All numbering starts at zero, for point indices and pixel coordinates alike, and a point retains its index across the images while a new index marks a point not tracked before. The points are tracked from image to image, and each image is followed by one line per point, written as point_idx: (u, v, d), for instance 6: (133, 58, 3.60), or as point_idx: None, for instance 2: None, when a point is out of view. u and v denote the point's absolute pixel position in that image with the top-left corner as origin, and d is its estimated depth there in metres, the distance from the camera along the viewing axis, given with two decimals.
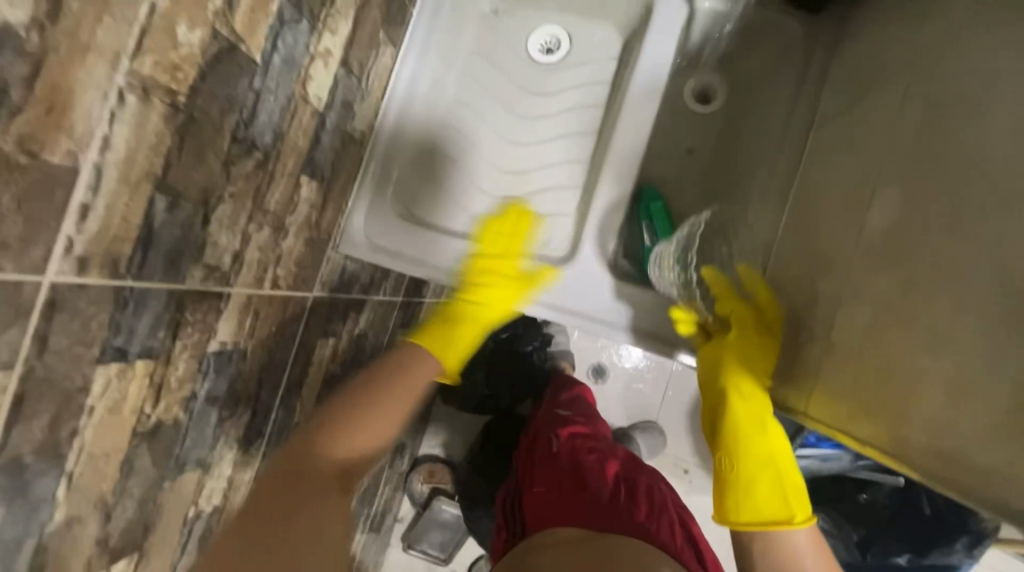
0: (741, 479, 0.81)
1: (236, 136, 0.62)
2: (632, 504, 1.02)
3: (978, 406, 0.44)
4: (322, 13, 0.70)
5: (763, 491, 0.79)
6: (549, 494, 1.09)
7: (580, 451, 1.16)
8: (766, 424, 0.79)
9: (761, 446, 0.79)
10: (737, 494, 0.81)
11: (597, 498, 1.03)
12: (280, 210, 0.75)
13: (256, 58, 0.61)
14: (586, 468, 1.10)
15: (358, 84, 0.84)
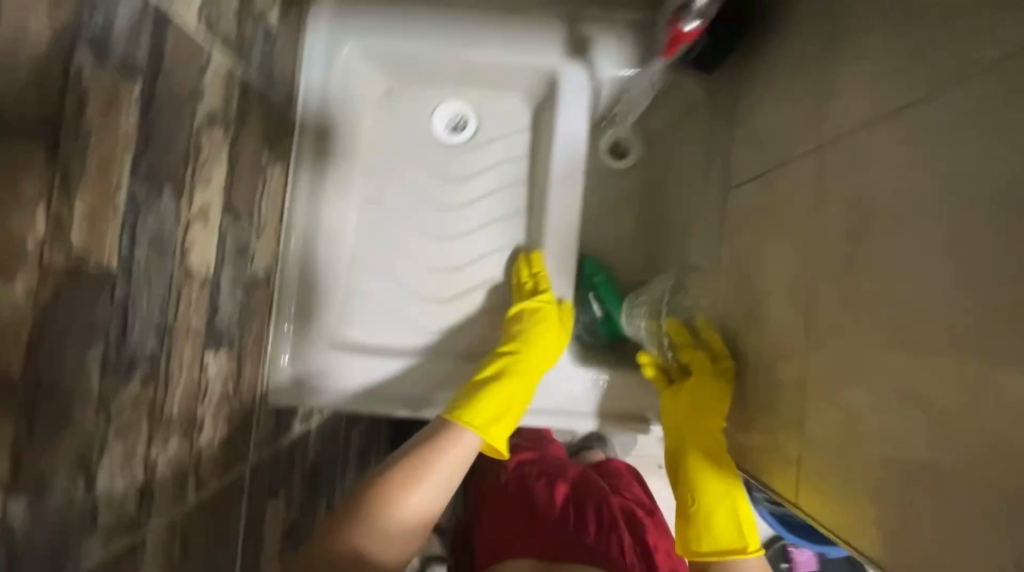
0: (696, 514, 0.73)
1: (107, 365, 0.49)
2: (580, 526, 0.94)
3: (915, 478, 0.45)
4: (188, 172, 0.57)
5: (720, 524, 0.72)
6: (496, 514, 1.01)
7: (531, 485, 1.02)
8: (724, 457, 0.73)
9: (719, 484, 0.72)
10: (694, 529, 0.73)
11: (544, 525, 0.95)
12: (186, 406, 0.62)
13: (114, 265, 0.48)
14: (533, 498, 0.99)
15: (250, 222, 0.72)
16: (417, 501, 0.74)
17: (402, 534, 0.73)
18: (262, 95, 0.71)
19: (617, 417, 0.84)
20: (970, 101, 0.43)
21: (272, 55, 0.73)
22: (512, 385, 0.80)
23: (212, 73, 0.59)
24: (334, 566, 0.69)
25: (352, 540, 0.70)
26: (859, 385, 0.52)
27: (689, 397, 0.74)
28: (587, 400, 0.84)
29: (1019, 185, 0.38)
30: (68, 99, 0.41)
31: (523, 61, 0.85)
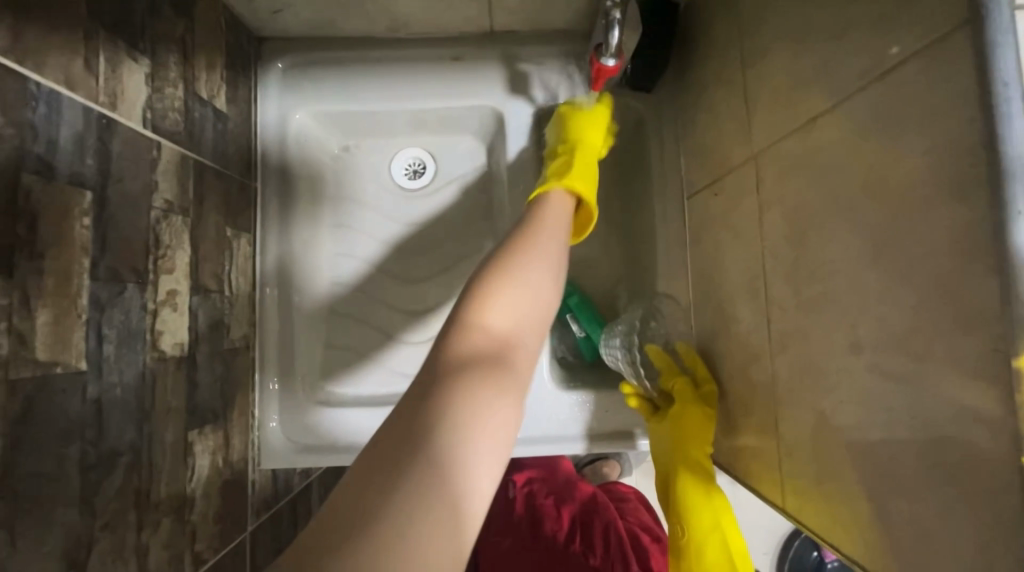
0: (688, 549, 0.71)
1: (87, 464, 0.50)
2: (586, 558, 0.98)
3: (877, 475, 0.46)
4: (150, 263, 0.59)
5: (711, 558, 0.69)
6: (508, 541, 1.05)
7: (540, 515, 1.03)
8: (711, 486, 0.71)
9: (714, 528, 0.69)
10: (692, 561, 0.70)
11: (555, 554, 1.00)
12: (174, 487, 0.63)
13: (83, 366, 0.50)
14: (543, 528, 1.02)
15: (221, 296, 0.74)
16: (501, 320, 0.46)
17: (500, 350, 0.44)
18: (219, 174, 0.74)
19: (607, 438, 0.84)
20: (868, 110, 0.45)
21: (225, 135, 0.76)
22: (579, 163, 0.74)
23: (163, 165, 0.62)
24: (417, 427, 0.37)
25: (449, 354, 0.42)
26: (819, 385, 0.53)
27: (680, 429, 0.72)
28: (575, 424, 0.84)
29: (919, 186, 0.40)
30: (20, 222, 0.44)
31: (469, 104, 0.88)
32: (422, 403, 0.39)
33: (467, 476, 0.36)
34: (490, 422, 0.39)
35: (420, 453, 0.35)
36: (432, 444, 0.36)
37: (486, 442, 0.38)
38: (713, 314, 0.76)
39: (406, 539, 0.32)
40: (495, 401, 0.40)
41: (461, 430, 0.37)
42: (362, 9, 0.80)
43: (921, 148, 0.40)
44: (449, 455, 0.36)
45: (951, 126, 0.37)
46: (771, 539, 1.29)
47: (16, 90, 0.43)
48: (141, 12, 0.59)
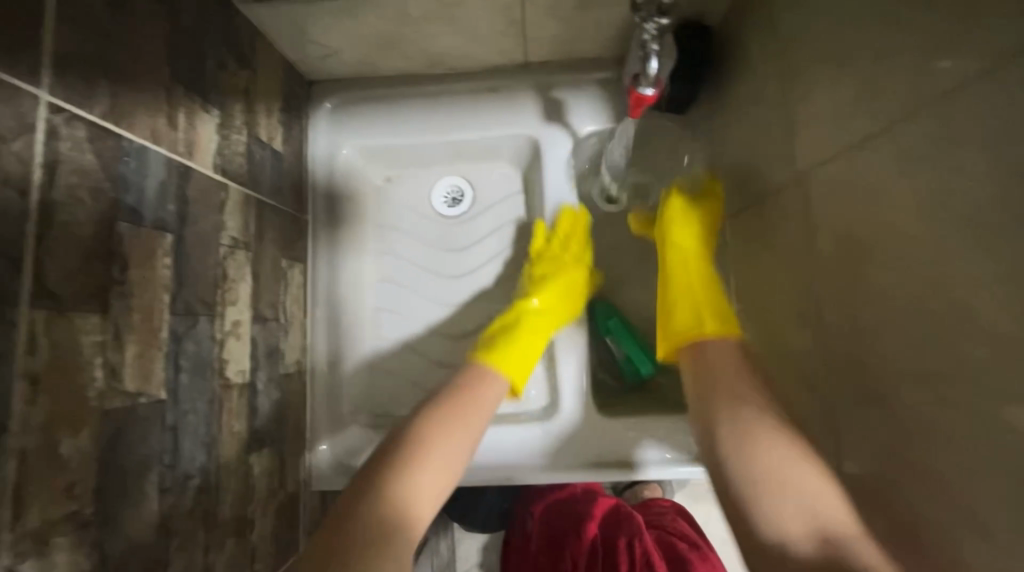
0: (665, 300, 0.76)
1: (164, 487, 0.54)
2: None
3: (953, 512, 0.43)
4: (218, 296, 0.64)
5: (681, 304, 0.74)
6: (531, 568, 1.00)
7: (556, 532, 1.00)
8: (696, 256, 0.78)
9: (687, 245, 0.79)
10: (671, 319, 0.74)
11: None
12: (237, 507, 0.66)
13: (162, 396, 0.54)
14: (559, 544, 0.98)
15: (277, 324, 0.78)
16: (425, 483, 0.63)
17: (410, 509, 0.60)
18: (276, 210, 0.79)
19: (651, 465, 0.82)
20: (926, 130, 0.44)
21: (281, 174, 0.81)
22: (524, 344, 0.81)
23: (230, 206, 0.67)
24: (364, 537, 0.56)
25: (388, 504, 0.59)
26: (882, 416, 0.50)
27: (673, 206, 0.81)
28: (615, 451, 0.83)
29: (987, 208, 0.38)
30: (114, 265, 0.48)
31: (505, 133, 0.91)
32: (349, 536, 0.55)
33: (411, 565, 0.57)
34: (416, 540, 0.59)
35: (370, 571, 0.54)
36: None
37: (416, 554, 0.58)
38: (761, 337, 0.74)
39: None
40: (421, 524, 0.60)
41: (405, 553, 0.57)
42: (404, 50, 0.85)
43: (987, 169, 0.38)
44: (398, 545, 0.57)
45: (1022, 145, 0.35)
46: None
47: (112, 148, 0.48)
48: (212, 69, 0.65)
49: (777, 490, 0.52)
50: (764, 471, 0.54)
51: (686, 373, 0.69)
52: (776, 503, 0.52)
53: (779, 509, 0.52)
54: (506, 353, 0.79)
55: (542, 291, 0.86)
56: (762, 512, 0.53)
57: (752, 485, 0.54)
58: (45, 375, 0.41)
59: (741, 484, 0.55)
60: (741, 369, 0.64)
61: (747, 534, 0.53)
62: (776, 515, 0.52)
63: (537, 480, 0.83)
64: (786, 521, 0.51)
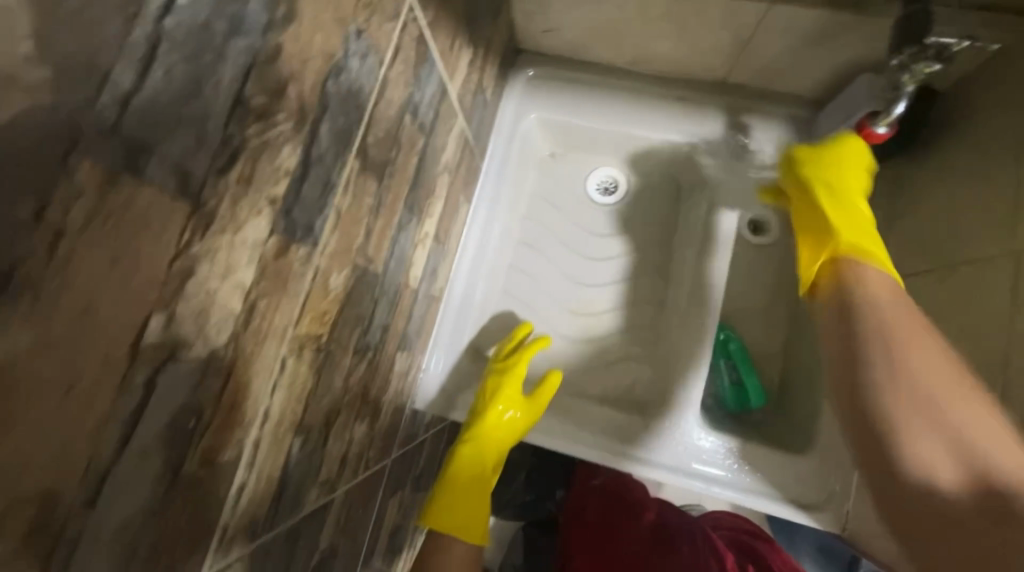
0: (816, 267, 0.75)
1: (356, 349, 0.61)
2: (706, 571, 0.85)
3: None
4: (425, 204, 0.71)
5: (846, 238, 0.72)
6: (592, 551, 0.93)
7: (611, 513, 0.97)
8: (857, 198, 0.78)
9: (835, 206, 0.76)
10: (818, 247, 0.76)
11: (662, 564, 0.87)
12: (378, 393, 0.73)
13: (379, 270, 0.61)
14: (616, 522, 0.95)
15: (443, 248, 0.85)
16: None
17: None
18: (471, 150, 0.87)
19: (750, 491, 0.81)
20: None
21: (482, 121, 0.90)
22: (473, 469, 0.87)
23: (453, 133, 0.75)
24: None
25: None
26: None
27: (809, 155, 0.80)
28: (717, 464, 0.82)
29: None
30: (394, 148, 0.56)
31: (684, 140, 0.95)
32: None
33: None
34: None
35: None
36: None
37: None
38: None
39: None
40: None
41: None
42: (619, 41, 0.91)
43: None
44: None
45: None
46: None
47: (423, 53, 0.57)
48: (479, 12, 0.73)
49: (929, 426, 0.54)
50: (916, 408, 0.56)
51: (825, 309, 0.69)
52: (923, 435, 0.54)
53: (927, 442, 0.54)
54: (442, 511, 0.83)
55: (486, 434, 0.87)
56: (910, 442, 0.55)
57: (892, 409, 0.57)
58: (342, 214, 0.49)
59: (876, 376, 0.59)
60: (894, 294, 0.65)
61: (885, 458, 0.56)
62: (914, 442, 0.54)
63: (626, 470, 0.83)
64: (928, 450, 0.53)
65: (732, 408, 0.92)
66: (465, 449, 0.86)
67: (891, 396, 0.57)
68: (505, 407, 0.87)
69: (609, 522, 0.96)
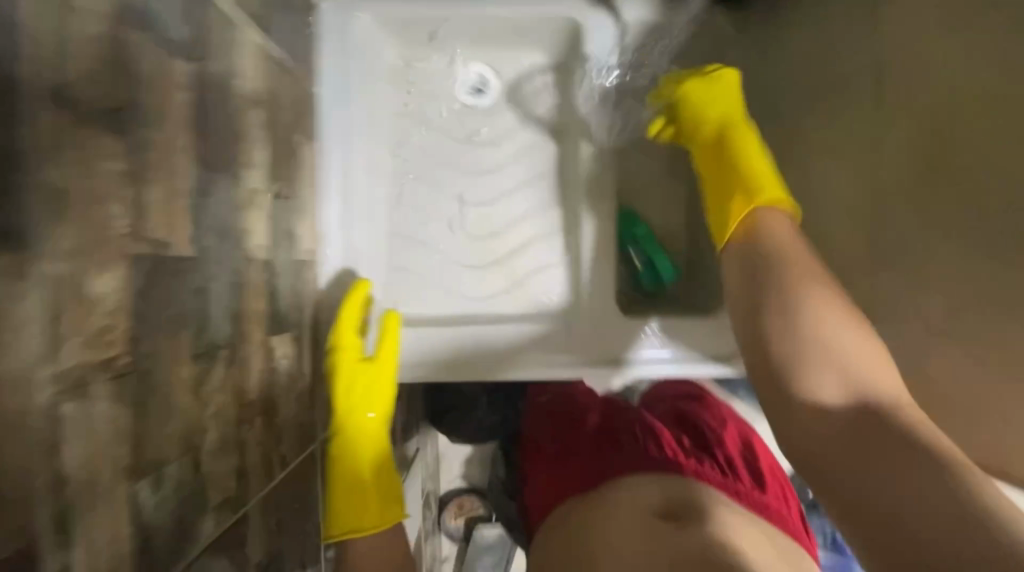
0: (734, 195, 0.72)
1: (197, 353, 0.50)
2: (647, 441, 0.85)
3: None
4: (236, 154, 0.56)
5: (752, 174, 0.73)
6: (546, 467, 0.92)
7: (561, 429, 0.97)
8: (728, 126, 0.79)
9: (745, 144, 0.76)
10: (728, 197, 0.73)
11: (607, 451, 0.85)
12: (263, 387, 0.63)
13: (190, 252, 0.48)
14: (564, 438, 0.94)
15: (292, 204, 0.71)
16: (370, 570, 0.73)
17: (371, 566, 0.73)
18: (288, 72, 0.69)
19: (671, 363, 0.83)
20: None
21: (292, 31, 0.71)
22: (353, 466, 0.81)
23: (246, 52, 0.57)
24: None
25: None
26: None
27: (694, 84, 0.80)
28: (638, 347, 0.83)
29: None
30: (134, 86, 0.40)
31: (543, 9, 0.81)
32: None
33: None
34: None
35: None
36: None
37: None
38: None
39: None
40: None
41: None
42: None
43: None
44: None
45: None
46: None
47: None
48: None
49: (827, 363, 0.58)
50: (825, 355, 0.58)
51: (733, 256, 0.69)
52: (823, 370, 0.58)
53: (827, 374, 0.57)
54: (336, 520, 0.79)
55: (348, 413, 0.81)
56: (819, 380, 0.57)
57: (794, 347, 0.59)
58: (65, 195, 0.34)
59: (794, 350, 0.59)
60: (791, 242, 0.66)
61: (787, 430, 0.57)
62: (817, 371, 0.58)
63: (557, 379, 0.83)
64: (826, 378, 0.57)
65: (648, 289, 0.92)
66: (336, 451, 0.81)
67: (782, 349, 0.60)
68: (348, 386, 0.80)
69: (555, 435, 0.95)
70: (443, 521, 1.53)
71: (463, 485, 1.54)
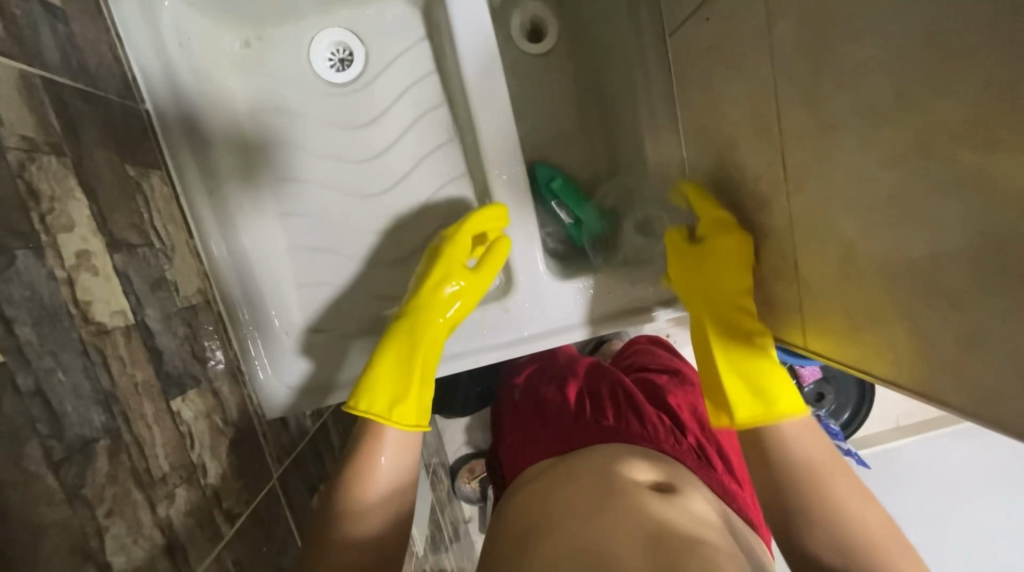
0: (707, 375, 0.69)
1: (57, 459, 0.44)
2: (629, 414, 0.85)
3: (910, 291, 0.44)
4: (36, 221, 0.46)
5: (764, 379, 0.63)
6: (522, 433, 0.91)
7: (543, 390, 0.97)
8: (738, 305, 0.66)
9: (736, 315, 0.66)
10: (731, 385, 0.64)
11: (586, 415, 0.85)
12: (175, 455, 0.58)
13: (0, 358, 0.41)
14: (545, 398, 0.94)
15: (153, 250, 0.62)
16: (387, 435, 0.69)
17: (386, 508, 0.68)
18: (89, 98, 0.57)
19: (616, 316, 0.79)
20: None
21: (80, 47, 0.58)
22: (411, 350, 0.73)
23: (2, 92, 0.46)
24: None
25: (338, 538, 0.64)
26: (854, 225, 0.48)
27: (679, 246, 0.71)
28: (579, 309, 0.79)
29: None
30: None
31: None
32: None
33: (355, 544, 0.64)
34: (402, 460, 0.69)
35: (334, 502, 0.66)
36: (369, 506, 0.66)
37: (393, 508, 0.68)
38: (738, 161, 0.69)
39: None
40: (406, 459, 0.70)
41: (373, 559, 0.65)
42: None
43: None
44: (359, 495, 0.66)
45: None
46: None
47: None
48: None
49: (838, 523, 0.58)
50: (841, 518, 0.58)
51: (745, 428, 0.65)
52: (827, 519, 0.58)
53: (826, 526, 0.58)
54: (368, 392, 0.70)
55: (426, 304, 0.75)
56: (820, 532, 0.58)
57: (808, 519, 0.59)
58: None
59: (821, 514, 0.59)
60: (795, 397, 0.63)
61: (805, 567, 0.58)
62: (818, 519, 0.58)
63: (502, 357, 0.80)
64: (827, 531, 0.58)
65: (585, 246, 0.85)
66: (398, 335, 0.74)
67: (813, 529, 0.58)
68: (444, 280, 0.76)
69: (537, 400, 0.95)
70: (457, 486, 1.55)
71: (468, 450, 1.58)
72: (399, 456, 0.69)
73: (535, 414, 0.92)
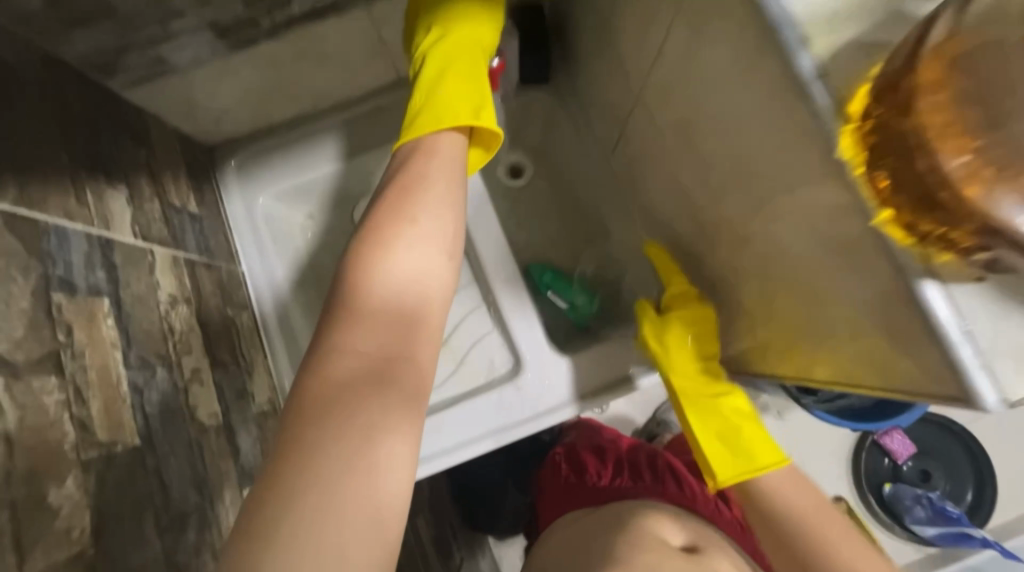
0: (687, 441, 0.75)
1: (162, 526, 0.57)
2: (668, 481, 0.87)
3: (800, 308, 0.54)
4: (169, 347, 0.67)
5: (749, 441, 0.71)
6: (563, 495, 0.93)
7: (581, 454, 0.98)
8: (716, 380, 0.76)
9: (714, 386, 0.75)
10: (726, 451, 0.71)
11: (626, 480, 0.89)
12: (241, 537, 0.69)
13: (137, 442, 0.57)
14: (585, 463, 0.95)
15: (239, 368, 0.82)
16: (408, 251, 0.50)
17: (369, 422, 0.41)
18: (208, 266, 0.84)
19: (606, 390, 0.88)
20: (685, 32, 0.55)
21: (204, 235, 0.87)
22: (461, 88, 0.69)
23: (160, 268, 0.71)
24: (313, 402, 0.41)
25: (351, 350, 0.44)
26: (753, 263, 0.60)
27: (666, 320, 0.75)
28: (580, 381, 0.89)
29: (726, 68, 0.50)
30: (58, 331, 0.52)
31: None
32: (300, 403, 0.41)
33: (415, 374, 0.45)
34: (418, 229, 0.52)
35: (347, 313, 0.46)
36: (361, 314, 0.46)
37: (418, 365, 0.46)
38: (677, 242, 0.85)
39: (382, 514, 0.37)
40: (452, 244, 0.55)
41: (367, 377, 0.43)
42: (289, 96, 0.92)
43: (720, 37, 0.49)
44: (369, 314, 0.46)
45: (729, 14, 0.47)
46: (834, 459, 1.37)
47: (32, 230, 0.52)
48: (109, 150, 0.70)
49: None
50: None
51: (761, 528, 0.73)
52: None
53: None
54: (426, 112, 0.65)
55: (466, 40, 0.75)
56: None
57: None
58: (21, 433, 0.45)
59: None
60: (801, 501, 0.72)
61: None
62: None
63: (520, 434, 0.88)
64: None
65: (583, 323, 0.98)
66: (433, 60, 0.73)
67: None
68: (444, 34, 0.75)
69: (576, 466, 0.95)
70: None
71: None
72: (436, 249, 0.52)
73: (575, 475, 0.94)
